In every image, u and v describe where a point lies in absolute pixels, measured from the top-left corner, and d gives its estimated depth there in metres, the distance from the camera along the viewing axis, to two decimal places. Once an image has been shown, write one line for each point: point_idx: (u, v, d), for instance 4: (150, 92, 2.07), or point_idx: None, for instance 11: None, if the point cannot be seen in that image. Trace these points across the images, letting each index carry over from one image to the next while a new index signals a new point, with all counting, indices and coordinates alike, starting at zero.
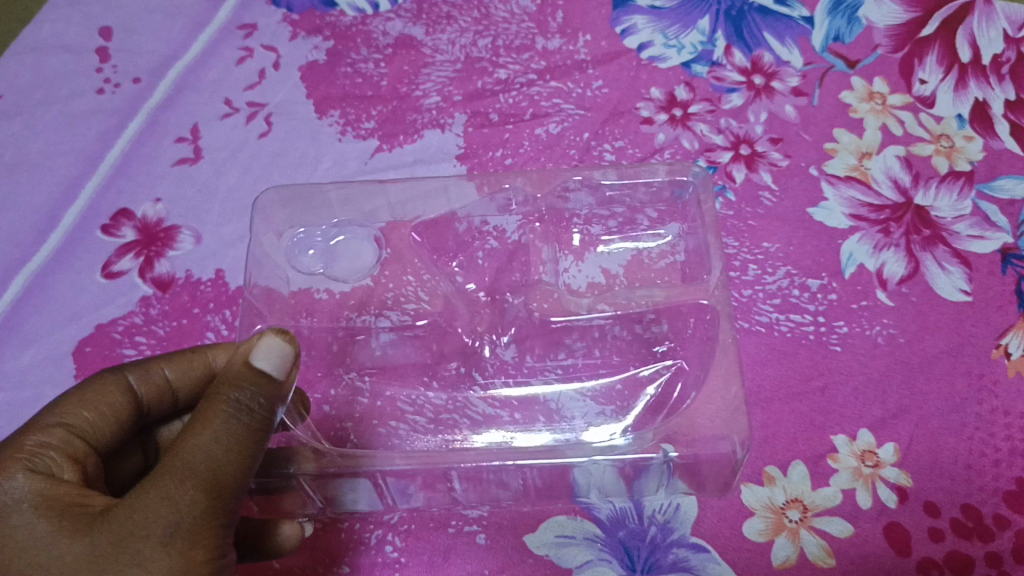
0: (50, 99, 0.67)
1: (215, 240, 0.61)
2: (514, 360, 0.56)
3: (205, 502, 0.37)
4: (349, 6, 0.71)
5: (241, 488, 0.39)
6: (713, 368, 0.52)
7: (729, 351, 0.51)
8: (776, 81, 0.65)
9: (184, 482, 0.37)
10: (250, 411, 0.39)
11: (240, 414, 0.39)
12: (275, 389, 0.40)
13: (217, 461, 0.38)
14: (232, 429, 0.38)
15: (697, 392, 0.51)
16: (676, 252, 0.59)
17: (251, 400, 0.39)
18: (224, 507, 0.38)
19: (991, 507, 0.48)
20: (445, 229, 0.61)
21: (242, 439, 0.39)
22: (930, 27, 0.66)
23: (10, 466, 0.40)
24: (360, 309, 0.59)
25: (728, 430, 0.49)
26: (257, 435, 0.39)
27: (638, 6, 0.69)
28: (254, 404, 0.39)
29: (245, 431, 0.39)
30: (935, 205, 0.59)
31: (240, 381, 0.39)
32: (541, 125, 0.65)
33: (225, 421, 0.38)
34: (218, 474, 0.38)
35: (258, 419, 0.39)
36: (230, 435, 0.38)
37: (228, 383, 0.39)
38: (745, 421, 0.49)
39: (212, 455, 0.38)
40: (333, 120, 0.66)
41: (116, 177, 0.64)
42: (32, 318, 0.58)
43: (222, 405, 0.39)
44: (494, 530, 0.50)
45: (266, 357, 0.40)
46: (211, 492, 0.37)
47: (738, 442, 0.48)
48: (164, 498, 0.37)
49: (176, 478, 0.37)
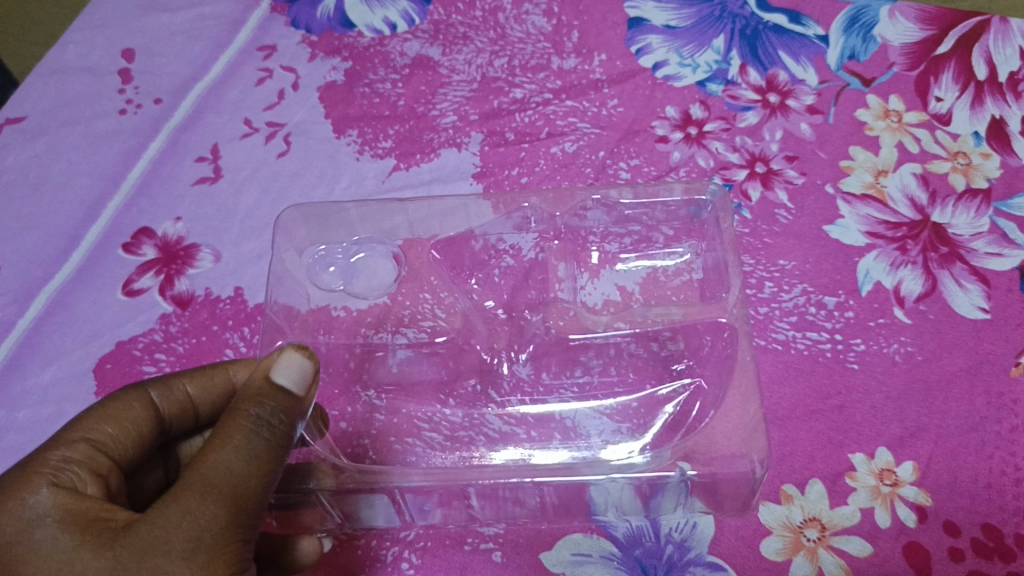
0: (73, 120, 0.69)
1: (235, 259, 0.62)
2: (530, 377, 0.57)
3: (226, 518, 0.38)
4: (368, 28, 0.72)
5: (261, 504, 0.39)
6: (731, 386, 0.52)
7: (749, 369, 0.52)
8: (791, 99, 0.65)
9: (205, 497, 0.37)
10: (270, 426, 0.40)
11: (260, 430, 0.39)
12: (295, 404, 0.41)
13: (238, 476, 0.38)
14: (253, 444, 0.39)
15: (716, 411, 0.51)
16: (693, 270, 0.59)
17: (271, 416, 0.40)
18: (244, 523, 0.39)
19: (1013, 527, 0.48)
20: (463, 247, 0.62)
21: (263, 454, 0.39)
22: (946, 45, 0.66)
23: (34, 480, 0.40)
24: (377, 326, 0.59)
25: (748, 449, 0.48)
26: (278, 450, 0.40)
27: (653, 27, 0.70)
28: (274, 420, 0.40)
29: (266, 447, 0.39)
30: (953, 222, 0.59)
31: (261, 396, 0.40)
32: (557, 143, 0.65)
33: (246, 436, 0.39)
34: (239, 489, 0.38)
35: (278, 434, 0.40)
36: (250, 450, 0.39)
37: (249, 399, 0.40)
38: (765, 440, 0.48)
39: (233, 471, 0.38)
40: (351, 139, 0.67)
41: (138, 196, 0.65)
42: (55, 335, 0.59)
43: (243, 420, 0.39)
44: (510, 547, 0.50)
45: (286, 372, 0.41)
46: (232, 508, 0.38)
47: (760, 461, 0.48)
48: (186, 513, 0.37)
49: (197, 493, 0.37)
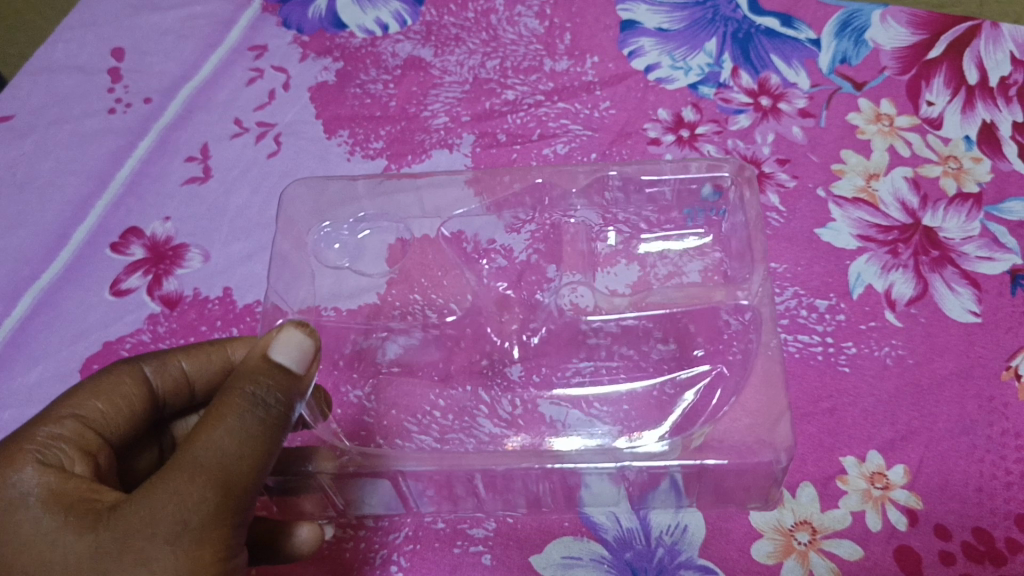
0: (62, 119, 0.68)
1: (223, 259, 0.61)
2: (520, 378, 0.56)
3: (215, 501, 0.37)
4: (359, 28, 0.72)
5: (253, 487, 0.39)
6: (753, 373, 0.51)
7: (774, 358, 0.51)
8: (784, 103, 0.65)
9: (194, 479, 0.37)
10: (265, 405, 0.39)
11: (254, 409, 0.39)
12: (293, 383, 0.40)
13: (229, 458, 0.38)
14: (247, 423, 0.38)
15: (736, 400, 0.51)
16: (684, 273, 0.59)
17: (267, 394, 0.39)
18: (234, 506, 0.38)
19: (1003, 530, 0.48)
20: (452, 247, 0.62)
21: (257, 435, 0.39)
22: (936, 50, 0.66)
23: (21, 458, 0.40)
24: (367, 329, 0.59)
25: (770, 439, 0.48)
26: (273, 431, 0.39)
27: (646, 29, 0.70)
28: (270, 399, 0.39)
29: (260, 427, 0.39)
30: (944, 226, 0.59)
31: (257, 375, 0.40)
32: (548, 146, 0.65)
33: (240, 416, 0.38)
34: (229, 472, 0.38)
35: (273, 415, 0.39)
36: (244, 430, 0.38)
37: (245, 377, 0.40)
38: (788, 430, 0.48)
39: (225, 451, 0.38)
40: (342, 140, 0.66)
41: (127, 196, 0.65)
42: (41, 335, 0.58)
43: (238, 399, 0.39)
44: (499, 550, 0.50)
45: (284, 350, 0.41)
46: (222, 490, 0.37)
47: (783, 450, 0.47)
48: (174, 494, 0.37)
49: (186, 474, 0.37)
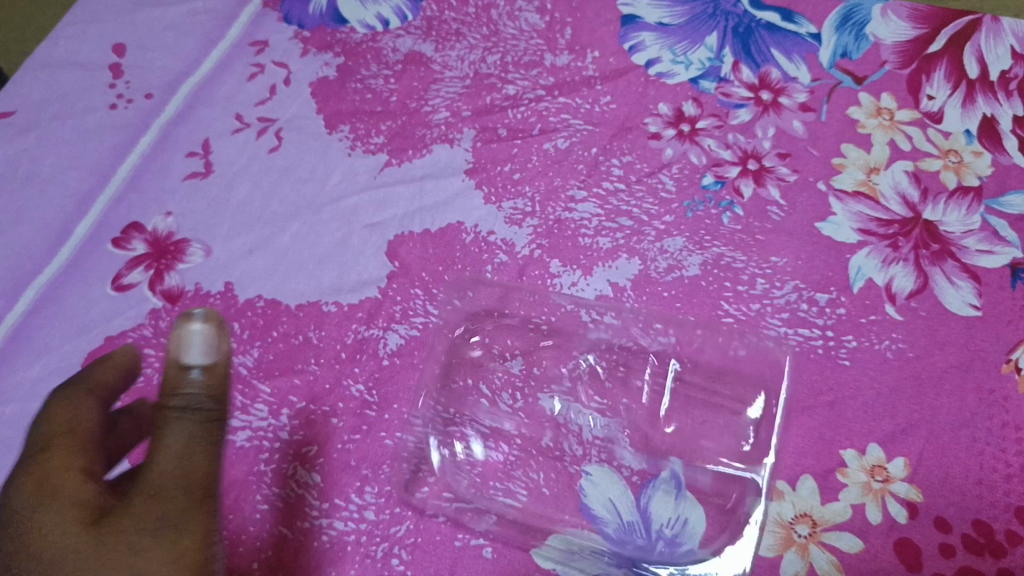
0: (64, 114, 0.68)
1: (225, 254, 0.61)
2: (521, 372, 0.57)
3: (177, 505, 0.36)
4: (360, 24, 0.72)
5: (212, 486, 0.38)
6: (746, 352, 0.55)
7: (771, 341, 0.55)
8: (784, 97, 0.65)
9: (149, 495, 0.36)
10: (198, 409, 0.38)
11: (190, 415, 0.38)
12: (221, 378, 0.39)
13: (183, 466, 0.37)
14: (189, 432, 0.38)
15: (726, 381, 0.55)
16: (686, 267, 0.58)
17: (196, 399, 0.38)
18: (200, 506, 0.37)
19: (1003, 523, 0.48)
20: (452, 240, 0.61)
21: (197, 437, 0.38)
22: (937, 44, 0.66)
23: None
24: (368, 321, 0.58)
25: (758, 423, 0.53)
26: (215, 430, 0.38)
27: (646, 24, 0.70)
28: (201, 403, 0.38)
29: (204, 431, 0.38)
30: (944, 220, 0.59)
31: (180, 386, 0.38)
32: (548, 140, 0.65)
33: (179, 426, 0.37)
34: (186, 477, 0.37)
35: (207, 415, 0.38)
36: (186, 436, 0.37)
37: (168, 390, 0.38)
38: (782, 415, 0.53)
39: (175, 460, 0.37)
40: (343, 135, 0.66)
41: (128, 191, 0.65)
42: (43, 329, 0.59)
43: (171, 411, 0.38)
44: (501, 544, 0.50)
45: (195, 351, 0.39)
46: (181, 493, 0.37)
47: (786, 431, 0.52)
48: (135, 512, 0.36)
49: (140, 494, 0.36)
